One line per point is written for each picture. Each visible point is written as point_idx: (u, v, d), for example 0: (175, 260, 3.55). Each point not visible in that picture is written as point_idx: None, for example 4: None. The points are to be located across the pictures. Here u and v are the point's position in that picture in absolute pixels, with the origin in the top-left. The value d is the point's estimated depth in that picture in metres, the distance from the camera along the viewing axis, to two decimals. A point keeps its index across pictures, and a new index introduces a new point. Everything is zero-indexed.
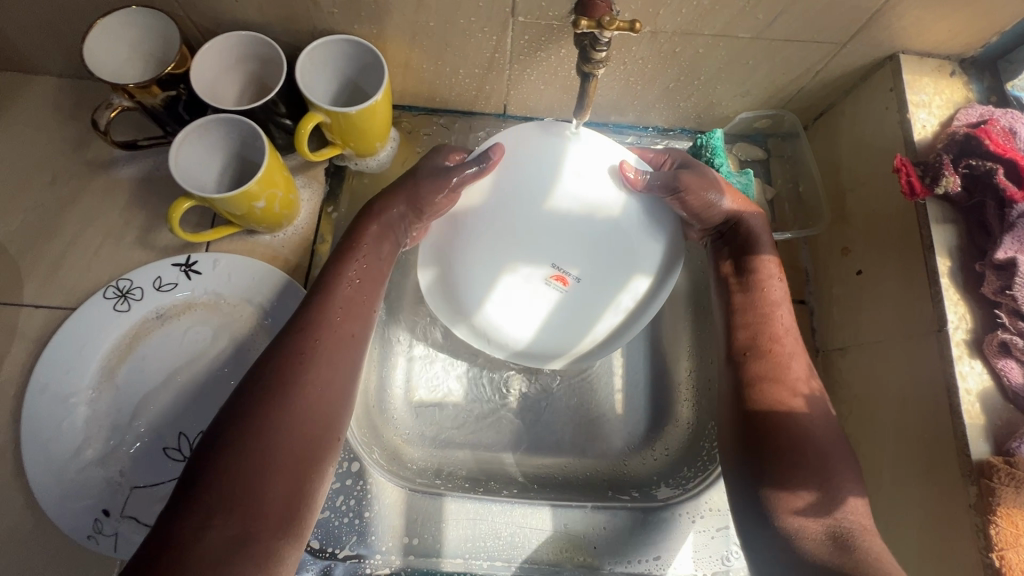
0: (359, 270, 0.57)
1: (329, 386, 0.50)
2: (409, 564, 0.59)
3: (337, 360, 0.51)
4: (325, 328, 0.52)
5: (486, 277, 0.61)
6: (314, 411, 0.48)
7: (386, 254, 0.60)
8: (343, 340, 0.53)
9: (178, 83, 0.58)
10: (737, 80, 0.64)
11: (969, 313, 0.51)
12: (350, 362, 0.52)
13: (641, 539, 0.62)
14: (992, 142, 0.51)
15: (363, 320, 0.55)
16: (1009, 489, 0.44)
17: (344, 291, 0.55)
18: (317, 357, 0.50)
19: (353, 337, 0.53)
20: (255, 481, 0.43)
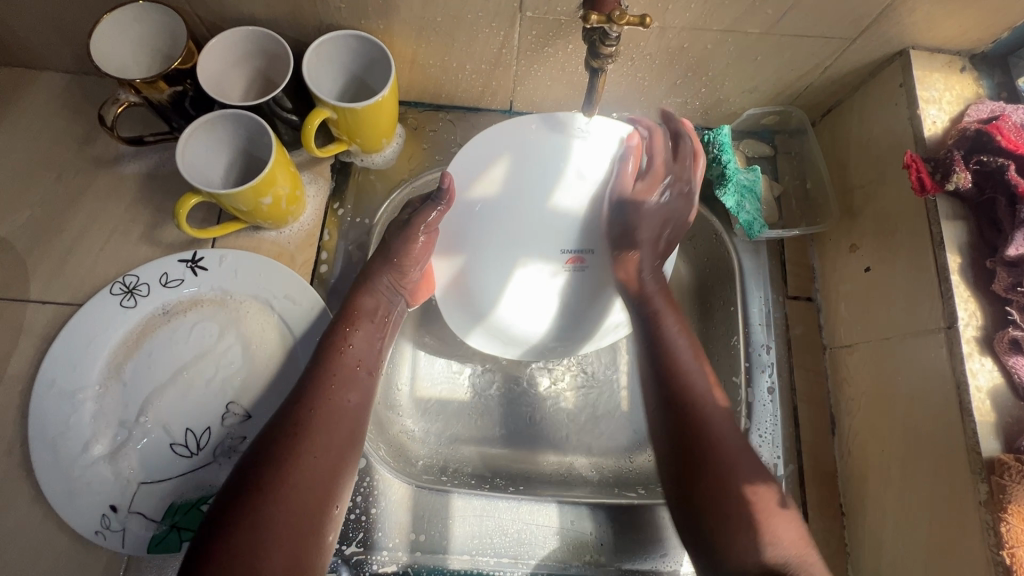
0: (352, 340, 0.57)
1: (326, 453, 0.49)
2: (416, 560, 0.59)
3: (331, 433, 0.51)
4: (320, 398, 0.52)
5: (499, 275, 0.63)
6: (308, 485, 0.47)
7: (382, 321, 0.60)
8: (339, 409, 0.52)
9: (184, 79, 0.58)
10: (745, 76, 0.64)
11: (980, 310, 0.50)
12: (348, 430, 0.52)
13: (647, 536, 0.61)
14: (1004, 138, 0.51)
15: (358, 389, 0.54)
16: (1020, 486, 0.44)
17: (341, 360, 0.55)
18: (312, 432, 0.50)
19: (346, 408, 0.53)
20: (252, 557, 0.43)
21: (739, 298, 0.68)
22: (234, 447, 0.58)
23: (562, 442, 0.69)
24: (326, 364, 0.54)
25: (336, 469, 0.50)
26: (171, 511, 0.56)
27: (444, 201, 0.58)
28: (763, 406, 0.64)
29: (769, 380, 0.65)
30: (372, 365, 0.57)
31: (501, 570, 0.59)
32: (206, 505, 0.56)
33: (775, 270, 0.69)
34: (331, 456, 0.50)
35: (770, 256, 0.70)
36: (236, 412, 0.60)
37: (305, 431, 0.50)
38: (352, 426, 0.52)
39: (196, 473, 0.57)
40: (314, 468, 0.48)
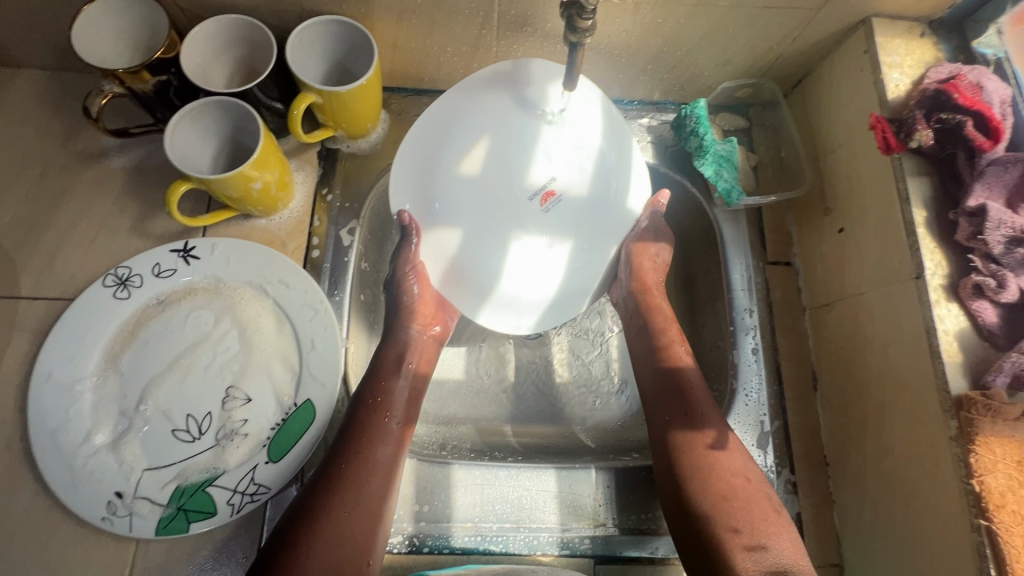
0: (386, 395, 0.59)
1: (357, 507, 0.52)
2: (421, 530, 0.60)
3: (362, 486, 0.53)
4: (351, 454, 0.55)
5: (488, 248, 0.62)
6: (339, 541, 0.50)
7: (412, 369, 0.63)
8: (368, 464, 0.54)
9: (169, 68, 0.58)
10: (718, 49, 0.66)
11: (945, 259, 0.53)
12: (381, 484, 0.54)
13: (640, 496, 0.63)
14: (960, 96, 0.54)
15: (391, 441, 0.57)
16: (986, 419, 0.47)
17: (372, 418, 0.57)
18: (342, 486, 0.53)
19: (377, 462, 0.55)
20: None
21: (720, 265, 0.70)
22: (236, 429, 0.59)
23: (564, 414, 0.74)
24: (361, 418, 0.57)
25: (369, 522, 0.53)
26: (177, 495, 0.56)
27: (415, 236, 0.62)
28: (748, 366, 0.66)
29: (753, 342, 0.67)
30: (405, 414, 0.60)
31: (503, 537, 0.60)
32: (211, 486, 0.57)
33: (755, 237, 0.72)
34: (364, 512, 0.52)
35: (749, 224, 0.72)
36: (237, 396, 0.60)
37: (336, 485, 0.53)
38: (384, 479, 0.55)
39: (200, 457, 0.58)
40: (345, 521, 0.51)
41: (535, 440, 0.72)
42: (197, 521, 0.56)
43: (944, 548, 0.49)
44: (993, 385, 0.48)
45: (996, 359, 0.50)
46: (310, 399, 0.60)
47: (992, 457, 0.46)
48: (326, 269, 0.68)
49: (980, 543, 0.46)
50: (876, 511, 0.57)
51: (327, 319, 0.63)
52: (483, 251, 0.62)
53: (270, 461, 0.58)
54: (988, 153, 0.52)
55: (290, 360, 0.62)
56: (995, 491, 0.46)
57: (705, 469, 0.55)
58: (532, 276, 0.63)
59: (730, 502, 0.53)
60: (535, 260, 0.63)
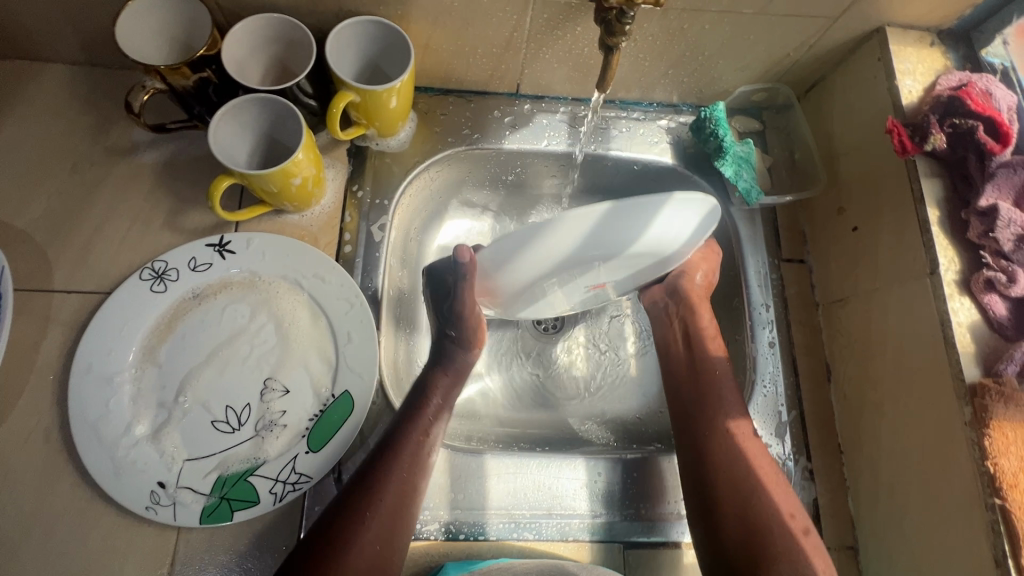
0: (416, 418, 0.60)
1: (388, 530, 0.55)
2: (457, 518, 0.61)
3: (380, 508, 0.56)
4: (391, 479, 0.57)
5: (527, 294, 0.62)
6: (368, 559, 0.54)
7: (446, 389, 0.64)
8: (407, 491, 0.57)
9: (208, 65, 0.59)
10: (738, 54, 0.69)
11: (958, 255, 0.56)
12: (414, 509, 0.57)
13: (668, 482, 0.65)
14: (972, 102, 0.57)
15: (418, 466, 0.58)
16: (999, 404, 0.50)
17: (415, 443, 0.59)
18: (366, 506, 0.55)
19: (397, 486, 0.57)
20: None
21: (738, 261, 0.73)
22: (275, 420, 0.60)
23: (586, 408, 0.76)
24: (391, 442, 0.59)
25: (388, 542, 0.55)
26: (218, 484, 0.57)
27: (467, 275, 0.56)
28: (765, 358, 0.69)
29: (770, 335, 0.70)
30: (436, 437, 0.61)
31: (536, 524, 0.62)
32: (253, 476, 0.58)
33: (770, 236, 0.75)
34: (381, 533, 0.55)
35: (765, 223, 0.75)
36: (275, 388, 0.62)
37: (360, 504, 0.55)
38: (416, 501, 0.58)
39: (240, 447, 0.59)
40: (374, 541, 0.54)
41: (555, 432, 0.74)
42: (240, 510, 0.57)
43: (958, 528, 0.53)
44: (1005, 373, 0.51)
45: (1006, 349, 0.53)
46: (348, 391, 0.62)
47: (1005, 440, 0.50)
48: (358, 264, 0.69)
49: (994, 521, 0.49)
50: (891, 495, 0.60)
51: (362, 312, 0.64)
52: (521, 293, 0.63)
53: (309, 451, 0.59)
54: (998, 157, 0.55)
55: (326, 353, 0.63)
56: (1009, 472, 0.49)
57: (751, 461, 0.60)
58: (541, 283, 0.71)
59: (772, 489, 0.58)
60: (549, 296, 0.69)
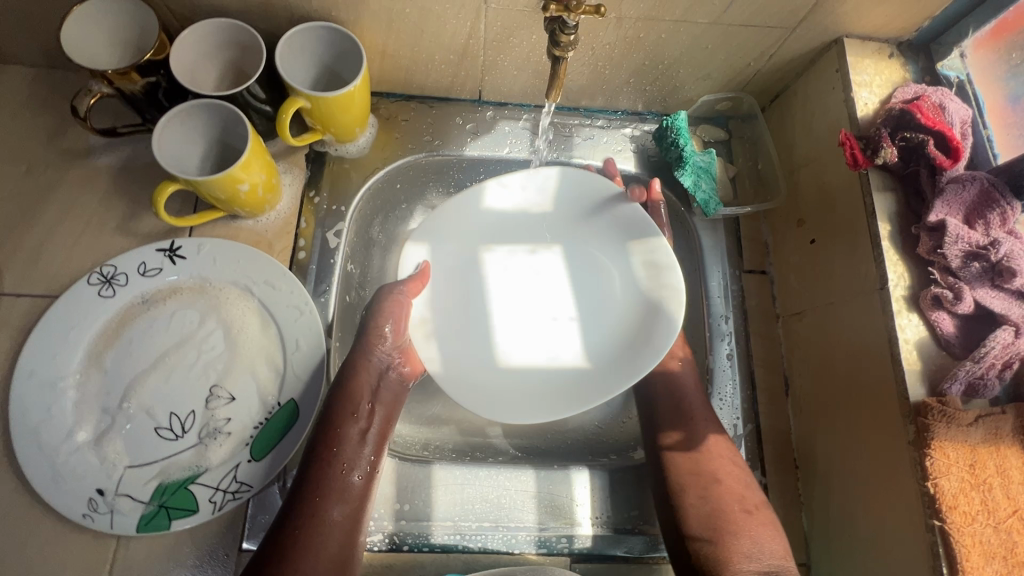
0: (342, 444, 0.59)
1: (343, 515, 0.56)
2: (401, 529, 0.61)
3: (318, 551, 0.54)
4: (334, 463, 0.58)
5: (474, 302, 0.70)
6: (327, 544, 0.54)
7: (375, 414, 0.62)
8: (352, 471, 0.58)
9: (158, 70, 0.59)
10: (698, 63, 0.68)
11: (907, 271, 0.55)
12: (365, 492, 0.58)
13: (621, 495, 0.65)
14: (923, 116, 0.56)
15: (348, 500, 0.57)
16: (940, 423, 0.49)
17: (353, 428, 0.60)
18: (299, 548, 0.53)
19: (332, 523, 0.55)
20: None
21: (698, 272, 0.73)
22: (219, 428, 0.60)
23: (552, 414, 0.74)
24: (317, 475, 0.57)
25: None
26: (159, 492, 0.57)
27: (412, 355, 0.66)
28: (723, 371, 0.69)
29: (727, 348, 0.70)
30: (367, 466, 0.60)
31: (482, 536, 0.62)
32: (193, 485, 0.58)
33: (732, 246, 0.74)
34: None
35: (727, 234, 0.74)
36: (221, 395, 0.61)
37: (293, 547, 0.53)
38: (364, 485, 0.59)
39: (182, 455, 0.59)
40: (333, 527, 0.55)
41: (541, 439, 0.73)
42: (179, 518, 0.56)
43: (901, 547, 0.52)
44: (949, 392, 0.51)
45: (953, 367, 0.52)
46: (294, 399, 0.61)
47: (946, 460, 0.48)
48: (312, 270, 0.69)
49: (934, 543, 0.48)
50: (841, 511, 0.59)
51: (311, 319, 0.63)
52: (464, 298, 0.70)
53: (252, 459, 0.59)
54: (948, 171, 0.55)
55: (275, 360, 0.63)
56: (949, 493, 0.48)
57: (681, 469, 0.61)
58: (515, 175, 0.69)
59: (720, 495, 0.59)
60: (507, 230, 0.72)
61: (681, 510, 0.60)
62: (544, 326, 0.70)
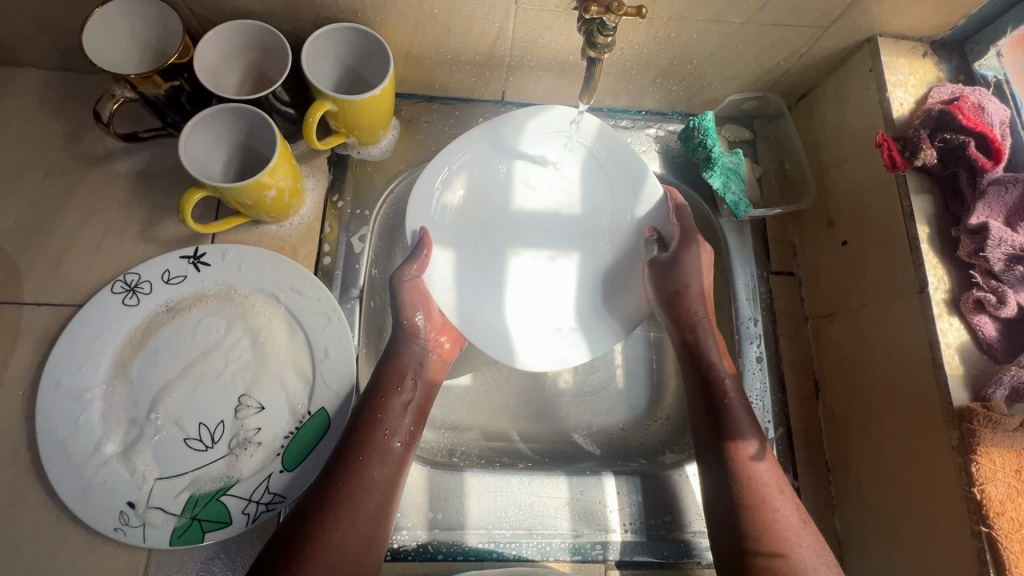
0: (386, 411, 0.57)
1: (374, 490, 0.53)
2: (435, 538, 0.60)
3: (357, 508, 0.52)
4: (370, 436, 0.55)
5: (485, 285, 0.69)
6: (355, 519, 0.51)
7: (417, 384, 0.60)
8: (386, 449, 0.55)
9: (181, 73, 0.58)
10: (727, 63, 0.67)
11: (947, 275, 0.55)
12: (396, 469, 0.55)
13: (653, 500, 0.65)
14: (964, 117, 0.56)
15: (389, 462, 0.55)
16: (986, 429, 0.49)
17: (393, 406, 0.57)
18: (339, 506, 0.51)
19: (372, 483, 0.53)
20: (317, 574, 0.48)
21: (725, 274, 0.72)
22: (249, 438, 0.59)
23: (564, 419, 0.73)
24: (359, 436, 0.55)
25: (362, 542, 0.51)
26: (190, 504, 0.56)
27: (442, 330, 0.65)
28: (753, 373, 0.68)
29: (757, 350, 0.69)
30: (407, 433, 0.57)
31: (516, 543, 0.61)
32: (226, 496, 0.57)
33: (759, 248, 0.73)
34: (359, 532, 0.51)
35: (754, 235, 0.74)
36: (250, 404, 0.60)
37: (333, 504, 0.51)
38: (396, 467, 0.55)
39: (213, 466, 0.58)
40: (362, 502, 0.52)
41: (549, 445, 0.72)
42: (212, 530, 0.56)
43: (945, 553, 0.52)
44: (993, 397, 0.50)
45: (995, 371, 0.52)
46: (324, 407, 0.60)
47: (992, 466, 0.48)
48: (337, 276, 0.68)
49: (980, 549, 0.48)
50: (876, 515, 0.59)
51: (339, 326, 0.62)
52: (476, 279, 0.69)
53: (284, 470, 0.58)
54: (989, 173, 0.54)
55: (303, 368, 0.62)
56: (996, 499, 0.48)
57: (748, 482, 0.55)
58: (540, 177, 0.72)
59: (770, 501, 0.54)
60: (540, 233, 0.71)
61: (755, 524, 0.54)
62: (543, 326, 0.69)
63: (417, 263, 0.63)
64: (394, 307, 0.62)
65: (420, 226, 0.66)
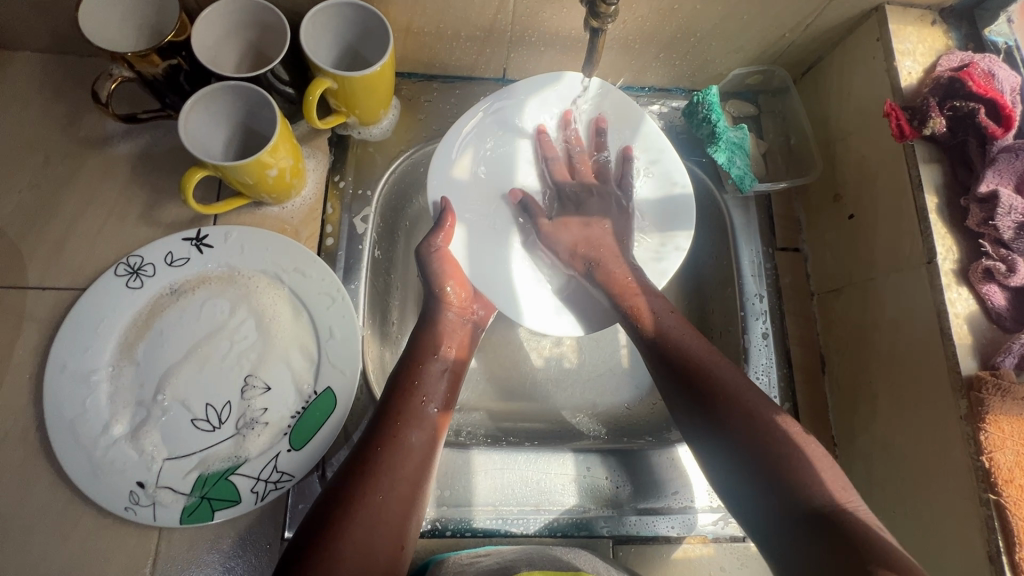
0: (422, 377, 0.58)
1: (412, 449, 0.53)
2: (443, 515, 0.61)
3: (396, 470, 0.51)
4: (406, 399, 0.56)
5: (497, 248, 0.69)
6: (397, 475, 0.51)
7: (450, 353, 0.62)
8: (422, 411, 0.56)
9: (179, 51, 0.57)
10: (731, 36, 0.66)
11: (956, 244, 0.54)
12: (432, 429, 0.56)
13: (658, 477, 0.64)
14: (974, 84, 0.55)
15: (426, 426, 0.55)
16: (995, 397, 0.49)
17: (429, 371, 0.59)
18: (376, 467, 0.51)
19: (410, 446, 0.53)
20: (365, 524, 0.48)
21: (731, 251, 0.71)
22: (256, 418, 0.59)
23: (552, 399, 0.74)
24: (396, 400, 0.56)
25: (407, 499, 0.51)
26: (199, 483, 0.56)
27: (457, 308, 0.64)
28: (759, 349, 0.67)
29: (763, 326, 0.69)
30: (442, 400, 0.58)
31: (524, 519, 0.62)
32: (234, 475, 0.57)
33: (764, 223, 0.73)
34: (400, 494, 0.51)
35: (759, 211, 0.73)
36: (256, 384, 0.60)
37: (371, 465, 0.51)
38: (433, 430, 0.56)
39: (221, 445, 0.58)
40: (403, 460, 0.52)
41: (538, 426, 0.72)
42: (221, 509, 0.56)
43: (954, 523, 0.51)
44: (1002, 366, 0.50)
45: (1004, 340, 0.51)
46: (331, 386, 0.60)
47: (1001, 434, 0.48)
48: (340, 257, 0.67)
49: (989, 517, 0.48)
50: (885, 489, 0.59)
51: (344, 306, 0.62)
52: (493, 244, 0.69)
53: (292, 449, 0.58)
54: (1000, 141, 0.54)
55: (309, 348, 0.62)
56: (1004, 467, 0.48)
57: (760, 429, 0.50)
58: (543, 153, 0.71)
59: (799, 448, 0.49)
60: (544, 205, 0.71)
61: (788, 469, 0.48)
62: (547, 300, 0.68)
63: (441, 233, 0.64)
64: (426, 278, 0.64)
65: (441, 196, 0.67)
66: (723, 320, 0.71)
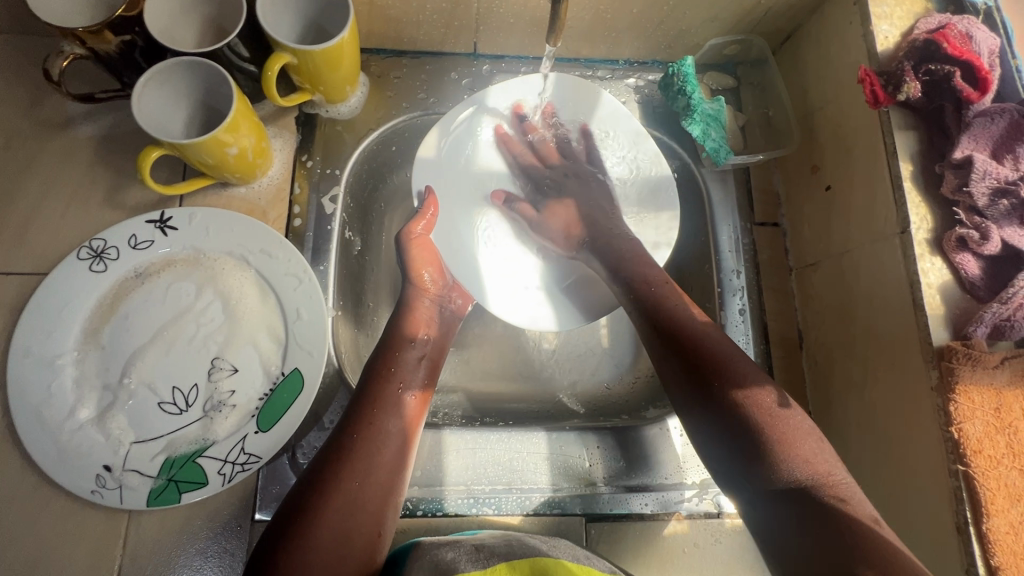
0: (399, 364, 0.58)
1: (390, 440, 0.53)
2: (414, 494, 0.60)
3: (373, 458, 0.51)
4: (384, 388, 0.55)
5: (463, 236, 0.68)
6: (375, 465, 0.51)
7: (429, 339, 0.62)
8: (399, 400, 0.55)
9: (132, 27, 0.55)
10: (705, 3, 0.64)
11: (930, 213, 0.53)
12: (409, 419, 0.55)
13: (634, 455, 0.64)
14: (950, 45, 0.53)
15: (404, 413, 0.55)
16: (966, 367, 0.47)
17: (405, 362, 0.58)
18: (353, 456, 0.50)
19: (389, 434, 0.53)
20: (344, 515, 0.47)
21: (708, 227, 0.70)
22: (224, 400, 0.59)
23: (530, 378, 0.73)
24: (372, 388, 0.55)
25: (383, 488, 0.51)
26: (167, 466, 0.56)
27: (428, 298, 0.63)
28: (736, 326, 0.67)
29: (740, 303, 0.68)
30: (420, 384, 0.58)
31: (496, 498, 0.61)
32: (202, 457, 0.57)
33: (743, 197, 0.72)
34: (377, 483, 0.50)
35: (737, 185, 0.72)
36: (223, 367, 0.60)
37: (347, 454, 0.50)
38: (410, 420, 0.55)
39: (188, 428, 0.58)
40: (382, 450, 0.52)
41: (516, 407, 0.71)
42: (189, 491, 0.56)
43: (923, 493, 0.51)
44: (974, 336, 0.49)
45: (977, 310, 0.50)
46: (298, 368, 0.60)
47: (971, 404, 0.47)
48: (309, 238, 0.66)
49: (958, 488, 0.48)
50: (858, 463, 0.58)
51: (310, 286, 0.61)
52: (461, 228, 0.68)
53: (259, 431, 0.58)
54: (975, 105, 0.52)
55: (276, 330, 0.61)
56: (973, 437, 0.47)
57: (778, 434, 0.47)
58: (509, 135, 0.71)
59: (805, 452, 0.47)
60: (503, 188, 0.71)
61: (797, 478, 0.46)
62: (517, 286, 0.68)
63: (423, 221, 0.63)
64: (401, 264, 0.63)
65: (426, 185, 0.65)
66: (700, 298, 0.70)
